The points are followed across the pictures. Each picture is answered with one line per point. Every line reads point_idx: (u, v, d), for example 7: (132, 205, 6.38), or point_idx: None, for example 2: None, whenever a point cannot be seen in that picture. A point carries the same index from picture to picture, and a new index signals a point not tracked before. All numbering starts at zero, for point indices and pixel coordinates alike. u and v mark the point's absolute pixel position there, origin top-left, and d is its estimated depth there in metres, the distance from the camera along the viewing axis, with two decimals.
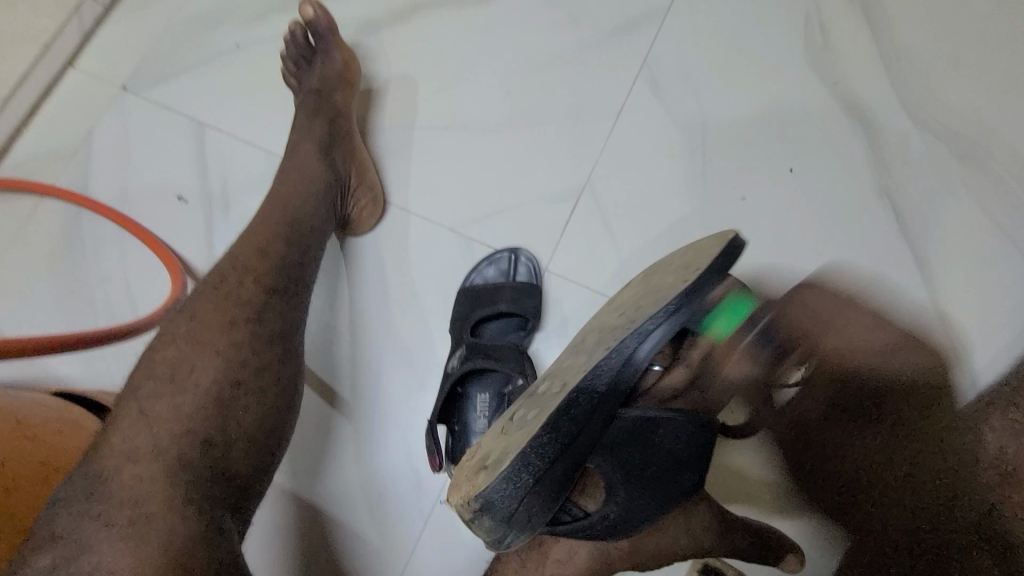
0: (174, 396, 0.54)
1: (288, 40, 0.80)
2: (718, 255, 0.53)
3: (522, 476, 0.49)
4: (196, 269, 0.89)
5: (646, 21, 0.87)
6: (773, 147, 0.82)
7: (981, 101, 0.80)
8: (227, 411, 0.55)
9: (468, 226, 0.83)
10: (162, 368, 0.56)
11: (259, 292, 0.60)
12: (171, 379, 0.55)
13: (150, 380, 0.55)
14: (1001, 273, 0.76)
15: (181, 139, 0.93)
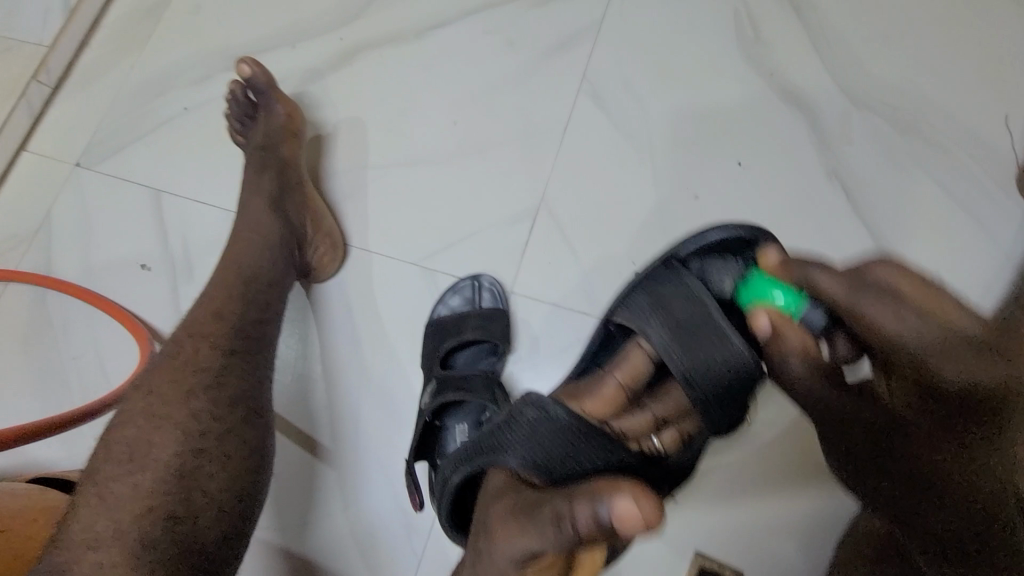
0: (134, 472, 0.56)
1: (230, 100, 0.84)
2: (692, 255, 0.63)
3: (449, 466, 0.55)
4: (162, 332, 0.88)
5: (581, 37, 0.88)
6: (719, 142, 0.83)
7: (914, 73, 0.81)
8: (190, 481, 0.56)
9: (431, 258, 0.83)
10: (122, 445, 0.58)
11: (218, 355, 0.63)
12: (132, 456, 0.57)
13: (109, 461, 0.57)
14: (957, 238, 0.77)
15: (139, 207, 0.93)
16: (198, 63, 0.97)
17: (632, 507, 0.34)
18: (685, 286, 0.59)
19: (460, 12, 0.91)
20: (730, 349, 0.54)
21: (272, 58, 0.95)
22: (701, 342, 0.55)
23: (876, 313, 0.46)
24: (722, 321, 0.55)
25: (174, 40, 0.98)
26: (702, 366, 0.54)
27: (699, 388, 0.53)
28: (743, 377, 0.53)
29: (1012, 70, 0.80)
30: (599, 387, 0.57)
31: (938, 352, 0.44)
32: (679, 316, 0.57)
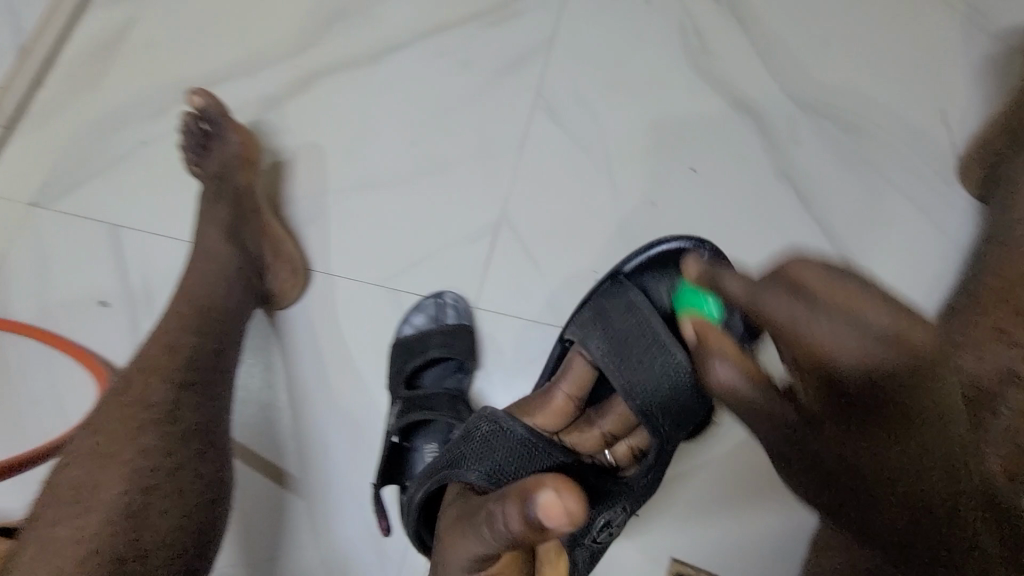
0: (80, 513, 0.58)
1: (184, 133, 0.84)
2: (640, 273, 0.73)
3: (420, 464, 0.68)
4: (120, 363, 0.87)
5: (533, 53, 0.90)
6: (672, 150, 0.85)
7: (854, 74, 0.84)
8: (139, 520, 0.59)
9: (395, 279, 0.83)
10: (69, 486, 0.60)
11: (170, 390, 0.65)
12: (77, 498, 0.59)
13: (54, 504, 0.60)
14: (903, 231, 0.79)
15: (95, 243, 0.92)
16: (153, 96, 0.97)
17: (555, 499, 0.38)
18: (629, 305, 0.69)
19: (414, 35, 0.92)
20: (668, 361, 0.65)
21: (228, 88, 0.95)
22: (641, 355, 0.66)
23: (813, 313, 0.40)
24: (665, 339, 0.66)
25: (129, 73, 0.98)
26: (640, 377, 0.65)
27: (638, 398, 0.64)
28: (678, 387, 0.64)
29: (947, 68, 0.83)
30: (550, 404, 0.69)
31: (848, 355, 0.39)
32: (619, 331, 0.68)
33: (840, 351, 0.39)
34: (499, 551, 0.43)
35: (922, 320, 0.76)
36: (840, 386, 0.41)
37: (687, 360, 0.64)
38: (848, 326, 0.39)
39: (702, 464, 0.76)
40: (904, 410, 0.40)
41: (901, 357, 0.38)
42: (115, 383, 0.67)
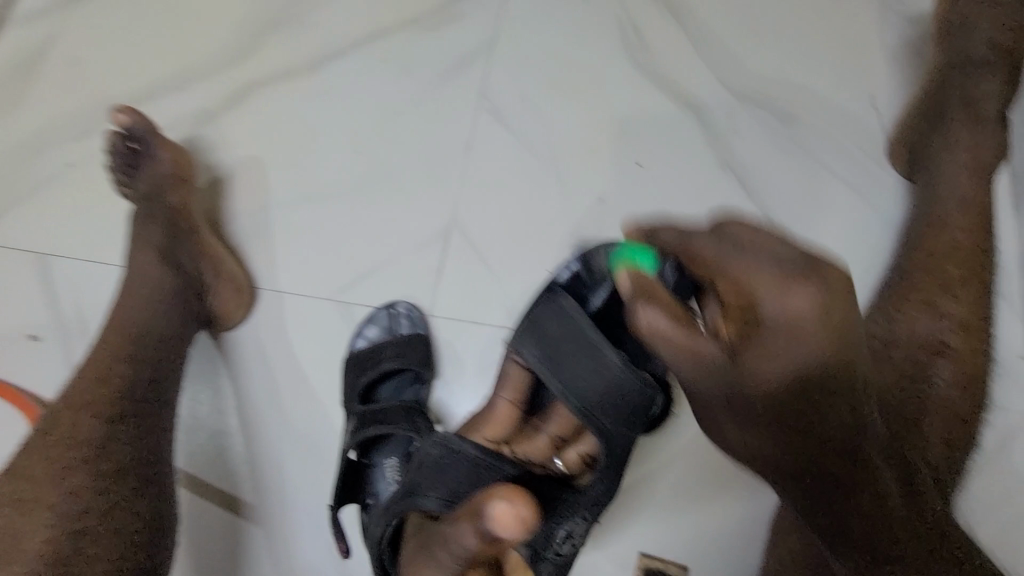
0: (3, 564, 0.55)
1: (111, 152, 0.81)
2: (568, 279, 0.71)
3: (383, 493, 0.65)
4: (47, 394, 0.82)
5: (475, 55, 0.89)
6: (618, 146, 0.85)
7: (786, 65, 0.87)
8: (69, 565, 0.56)
9: (345, 291, 0.81)
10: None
11: (101, 425, 0.62)
12: (2, 546, 0.56)
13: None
14: (839, 214, 0.82)
15: (19, 272, 0.86)
16: (78, 115, 0.92)
17: (511, 511, 0.38)
18: (559, 311, 0.66)
19: (352, 43, 0.91)
20: (607, 364, 0.63)
21: (160, 103, 0.91)
22: (581, 363, 0.63)
23: (729, 254, 0.43)
24: (596, 340, 0.64)
25: (52, 92, 0.93)
26: (578, 382, 0.63)
27: (577, 400, 0.62)
28: (615, 387, 0.62)
29: (871, 55, 0.86)
30: (494, 413, 0.69)
31: (772, 293, 0.41)
32: (554, 341, 0.65)
33: (787, 310, 0.41)
34: (462, 574, 0.43)
35: (861, 298, 0.79)
36: (765, 323, 0.41)
37: (619, 359, 0.63)
38: (762, 264, 0.42)
39: (662, 457, 0.77)
40: (840, 376, 0.43)
41: (816, 287, 0.40)
42: (42, 423, 0.63)
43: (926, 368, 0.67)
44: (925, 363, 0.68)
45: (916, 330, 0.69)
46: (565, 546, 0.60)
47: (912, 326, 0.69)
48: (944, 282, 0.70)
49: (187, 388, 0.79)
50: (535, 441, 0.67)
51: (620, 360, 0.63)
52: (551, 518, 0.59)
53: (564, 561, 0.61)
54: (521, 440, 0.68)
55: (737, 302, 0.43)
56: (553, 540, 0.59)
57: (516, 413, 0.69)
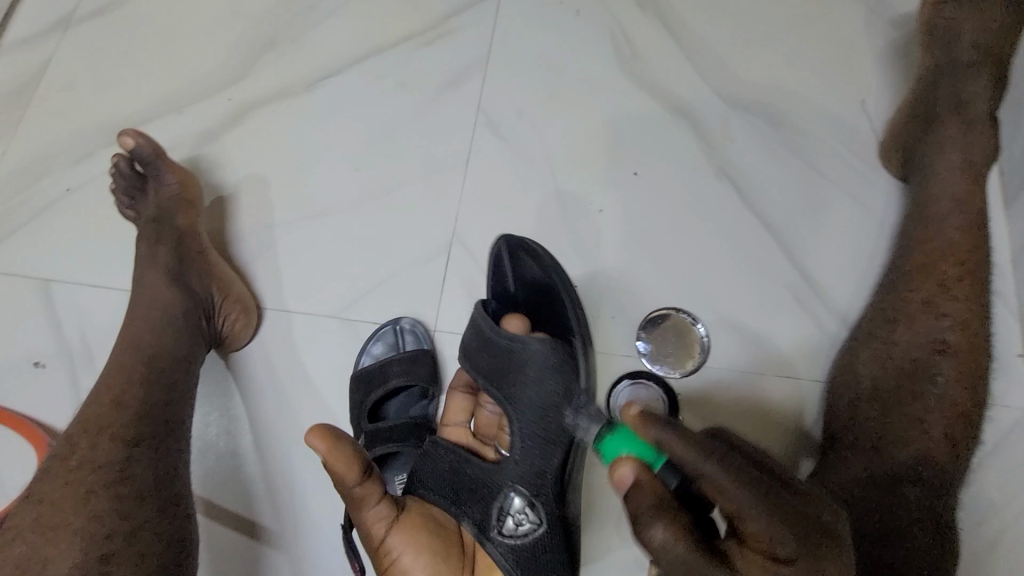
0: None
1: (115, 174, 0.81)
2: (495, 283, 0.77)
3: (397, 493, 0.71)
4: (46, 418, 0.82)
5: (471, 71, 0.90)
6: (616, 157, 0.86)
7: (777, 71, 0.88)
8: None
9: (350, 308, 0.82)
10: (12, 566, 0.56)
11: (118, 449, 0.62)
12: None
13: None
14: (836, 217, 0.84)
15: (23, 301, 0.86)
16: (77, 141, 0.92)
17: (309, 440, 0.51)
18: (473, 323, 0.70)
19: (348, 61, 0.91)
20: (524, 356, 0.66)
21: (159, 127, 0.92)
22: (494, 360, 0.67)
23: (737, 493, 0.36)
24: (499, 338, 0.67)
25: (51, 118, 0.93)
26: (504, 383, 0.66)
27: (521, 403, 0.65)
28: (516, 368, 0.66)
29: (860, 59, 0.88)
30: (452, 400, 0.75)
31: (758, 508, 0.36)
32: (470, 349, 0.69)
33: (747, 518, 0.37)
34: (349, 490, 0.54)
35: (861, 298, 0.80)
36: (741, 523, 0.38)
37: (541, 345, 0.66)
38: (758, 509, 0.36)
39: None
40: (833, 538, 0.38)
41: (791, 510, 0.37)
42: (55, 450, 0.63)
43: (930, 368, 0.69)
44: (928, 362, 0.69)
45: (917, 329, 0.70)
46: (513, 521, 0.61)
47: (913, 327, 0.71)
48: (944, 281, 0.71)
49: (198, 410, 0.79)
50: (481, 419, 0.73)
51: (508, 340, 0.67)
52: (486, 495, 0.62)
53: (520, 547, 0.59)
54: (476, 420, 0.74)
55: (745, 525, 0.37)
56: (491, 513, 0.61)
57: (470, 399, 0.75)
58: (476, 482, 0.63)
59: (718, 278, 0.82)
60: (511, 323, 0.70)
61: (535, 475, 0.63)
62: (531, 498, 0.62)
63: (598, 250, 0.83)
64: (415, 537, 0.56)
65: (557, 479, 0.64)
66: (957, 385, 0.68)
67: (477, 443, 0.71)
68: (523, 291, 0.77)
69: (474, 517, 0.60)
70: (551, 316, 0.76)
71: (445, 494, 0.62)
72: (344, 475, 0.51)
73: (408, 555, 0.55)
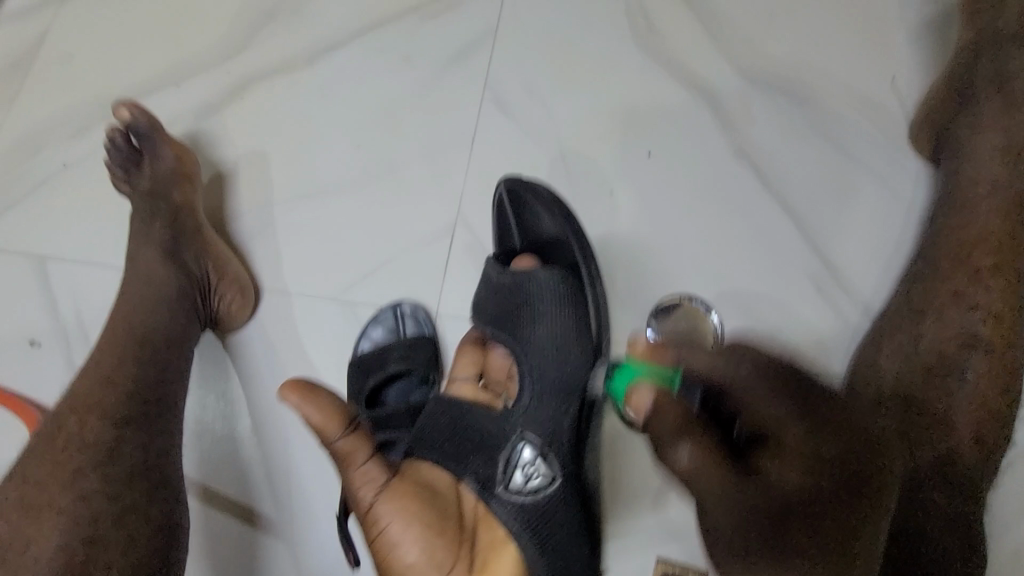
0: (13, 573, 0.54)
1: (110, 148, 0.77)
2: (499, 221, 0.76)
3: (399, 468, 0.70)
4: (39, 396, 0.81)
5: (477, 45, 0.86)
6: (628, 136, 0.82)
7: (802, 47, 0.83)
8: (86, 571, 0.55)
9: (350, 290, 0.79)
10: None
11: (110, 428, 0.61)
12: (9, 557, 0.54)
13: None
14: (860, 202, 0.79)
15: (18, 278, 0.85)
16: (73, 114, 0.90)
17: (281, 395, 0.52)
18: (484, 276, 0.73)
19: (350, 34, 0.87)
20: (535, 294, 0.69)
21: (157, 101, 0.89)
22: (506, 300, 0.70)
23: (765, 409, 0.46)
24: (513, 279, 0.70)
25: (46, 91, 0.90)
26: (517, 326, 0.68)
27: (532, 344, 0.68)
28: (531, 304, 0.69)
29: (893, 34, 0.82)
30: (461, 351, 0.72)
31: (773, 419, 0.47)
32: (483, 297, 0.71)
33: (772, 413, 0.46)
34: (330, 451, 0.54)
35: (885, 289, 0.76)
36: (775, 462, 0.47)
37: (549, 275, 0.69)
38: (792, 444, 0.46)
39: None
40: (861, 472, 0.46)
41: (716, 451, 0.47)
42: (44, 428, 0.62)
43: (957, 362, 0.66)
44: (956, 356, 0.66)
45: (946, 319, 0.68)
46: (522, 476, 0.62)
47: (941, 320, 0.68)
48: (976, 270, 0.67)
49: (195, 391, 0.78)
50: (491, 365, 0.71)
51: (516, 277, 0.70)
52: (493, 447, 0.63)
53: (527, 501, 0.61)
54: (485, 369, 0.71)
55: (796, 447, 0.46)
56: (497, 468, 0.62)
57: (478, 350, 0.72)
58: (484, 434, 0.64)
59: (733, 266, 0.78)
60: (522, 260, 0.72)
61: (546, 426, 0.64)
62: (541, 449, 0.63)
63: (608, 234, 0.80)
64: (407, 504, 0.54)
65: (568, 429, 0.65)
66: (989, 385, 0.65)
67: (486, 395, 0.70)
68: (526, 241, 0.75)
69: (481, 472, 0.61)
70: (556, 255, 0.74)
71: (447, 452, 0.62)
72: (325, 426, 0.52)
73: (397, 520, 0.53)
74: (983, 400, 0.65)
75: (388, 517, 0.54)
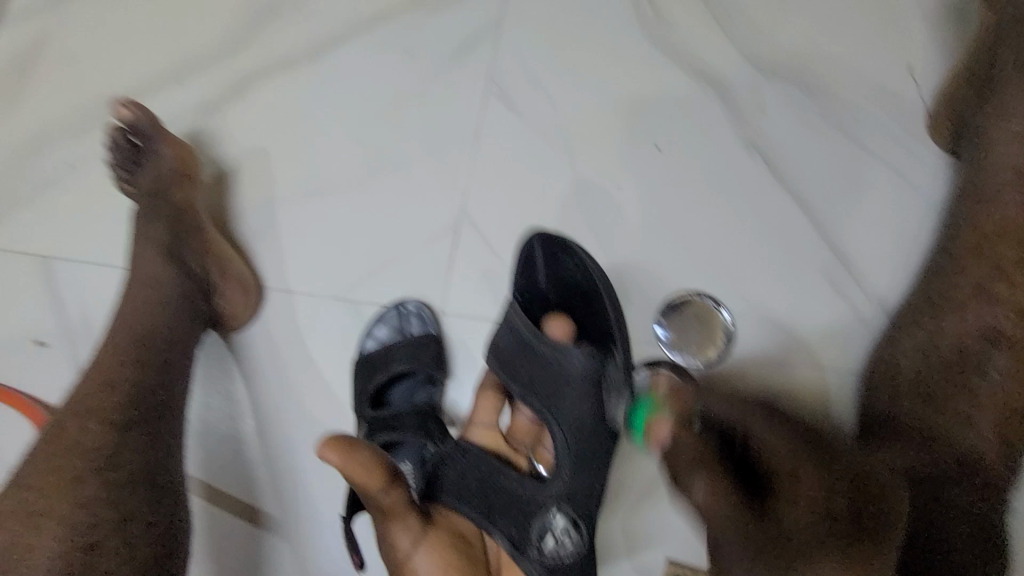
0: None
1: (112, 148, 0.78)
2: (529, 262, 0.71)
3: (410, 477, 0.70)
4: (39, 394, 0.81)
5: (481, 38, 0.84)
6: (635, 129, 0.80)
7: (815, 34, 0.80)
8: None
9: (354, 289, 0.79)
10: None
11: (111, 431, 0.60)
12: (7, 565, 0.54)
13: None
14: (875, 195, 0.77)
15: (25, 278, 0.85)
16: (76, 114, 0.89)
17: (321, 452, 0.48)
18: (507, 326, 0.67)
19: (351, 28, 0.86)
20: (564, 370, 0.63)
21: (158, 100, 0.88)
22: (519, 364, 0.65)
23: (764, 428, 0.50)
24: (546, 349, 0.64)
25: (47, 90, 0.90)
26: (545, 398, 0.64)
27: (561, 423, 0.62)
28: (558, 380, 0.63)
29: (910, 20, 0.79)
30: (479, 404, 0.71)
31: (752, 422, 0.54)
32: (503, 348, 0.67)
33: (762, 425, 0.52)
34: (373, 503, 0.52)
35: (900, 286, 0.74)
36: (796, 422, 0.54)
37: (583, 354, 0.63)
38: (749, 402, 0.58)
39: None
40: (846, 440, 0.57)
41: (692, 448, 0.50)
42: (46, 431, 0.62)
43: (979, 360, 0.64)
44: (978, 354, 0.64)
45: (965, 318, 0.65)
46: (554, 542, 0.60)
47: (961, 316, 0.66)
48: (998, 265, 0.65)
49: (199, 391, 0.77)
50: (517, 426, 0.71)
51: (550, 348, 0.64)
52: (525, 511, 0.60)
53: (556, 564, 0.59)
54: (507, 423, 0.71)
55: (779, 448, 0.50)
56: (532, 532, 0.59)
57: (498, 399, 0.71)
58: (516, 497, 0.61)
59: (744, 262, 0.76)
60: (556, 325, 0.68)
61: (579, 495, 0.62)
62: (575, 519, 0.61)
63: (615, 231, 0.78)
64: (443, 553, 0.56)
65: (597, 499, 0.63)
66: (1015, 384, 0.63)
67: (509, 449, 0.70)
68: (554, 290, 0.71)
69: (511, 535, 0.59)
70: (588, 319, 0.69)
71: (477, 507, 0.60)
72: (370, 484, 0.49)
73: (431, 572, 0.55)
74: (1010, 402, 0.63)
75: (423, 568, 0.55)
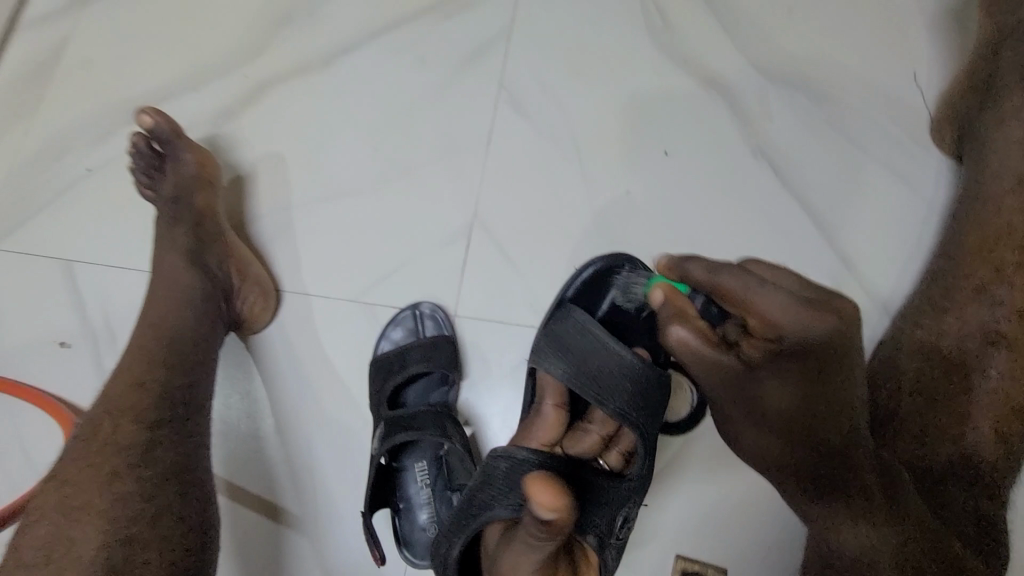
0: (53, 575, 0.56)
1: (133, 154, 0.80)
2: (581, 280, 0.74)
3: (427, 476, 0.75)
4: (61, 393, 0.83)
5: (492, 45, 0.86)
6: (643, 135, 0.82)
7: (820, 41, 0.82)
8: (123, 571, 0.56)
9: (370, 292, 0.81)
10: (37, 548, 0.57)
11: (143, 431, 0.62)
12: (51, 558, 0.56)
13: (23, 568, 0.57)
14: (879, 200, 0.78)
15: (47, 280, 0.87)
16: (96, 119, 0.91)
17: (538, 490, 0.43)
18: (578, 326, 0.68)
19: (364, 36, 0.88)
20: (633, 370, 0.65)
21: (176, 105, 0.90)
22: (586, 365, 0.66)
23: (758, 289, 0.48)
24: (617, 349, 0.66)
25: (67, 96, 0.92)
26: (614, 395, 0.64)
27: (630, 416, 0.63)
28: (631, 379, 0.65)
29: (913, 28, 0.81)
30: (536, 420, 0.69)
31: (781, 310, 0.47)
32: (570, 344, 0.67)
33: (768, 308, 0.47)
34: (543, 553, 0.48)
35: (904, 288, 0.76)
36: (786, 352, 0.49)
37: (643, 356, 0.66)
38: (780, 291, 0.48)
39: (702, 452, 0.76)
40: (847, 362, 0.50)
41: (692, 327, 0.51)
42: (79, 430, 0.64)
43: (977, 361, 0.66)
44: (976, 355, 0.66)
45: (967, 321, 0.67)
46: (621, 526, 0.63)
47: (961, 318, 0.67)
48: (999, 269, 0.67)
49: (220, 391, 0.79)
50: (583, 440, 0.68)
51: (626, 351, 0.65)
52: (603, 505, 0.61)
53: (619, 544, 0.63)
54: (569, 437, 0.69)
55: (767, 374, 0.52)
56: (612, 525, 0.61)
57: (560, 415, 0.68)
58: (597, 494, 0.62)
59: (751, 264, 0.78)
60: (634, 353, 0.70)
61: (636, 485, 0.65)
62: (633, 506, 0.65)
63: (625, 234, 0.80)
64: None
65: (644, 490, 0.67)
66: (1012, 385, 0.64)
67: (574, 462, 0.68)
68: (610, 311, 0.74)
69: (600, 526, 0.60)
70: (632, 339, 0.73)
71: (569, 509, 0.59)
72: (563, 535, 0.45)
73: None
74: (1006, 402, 0.64)
75: None
